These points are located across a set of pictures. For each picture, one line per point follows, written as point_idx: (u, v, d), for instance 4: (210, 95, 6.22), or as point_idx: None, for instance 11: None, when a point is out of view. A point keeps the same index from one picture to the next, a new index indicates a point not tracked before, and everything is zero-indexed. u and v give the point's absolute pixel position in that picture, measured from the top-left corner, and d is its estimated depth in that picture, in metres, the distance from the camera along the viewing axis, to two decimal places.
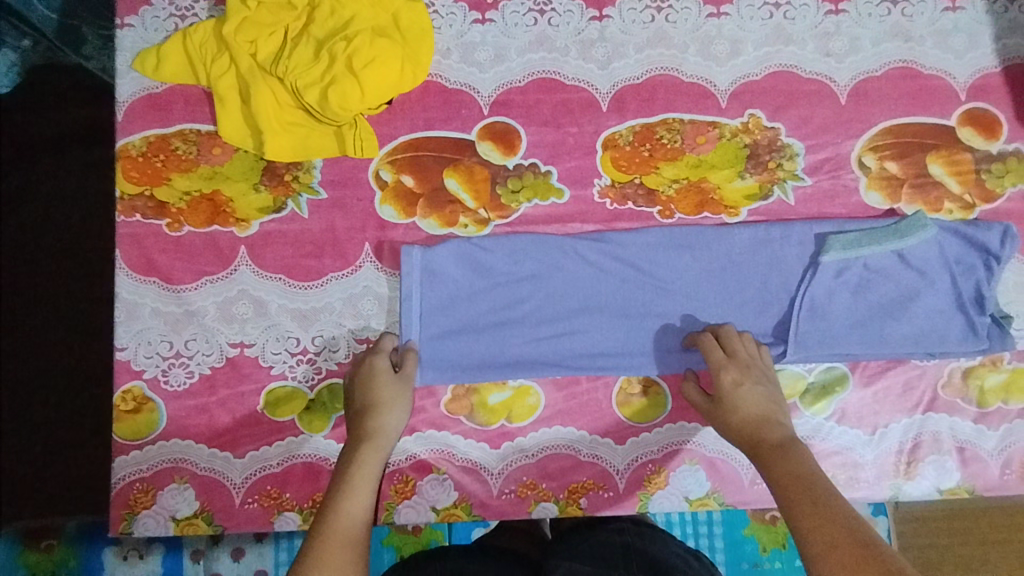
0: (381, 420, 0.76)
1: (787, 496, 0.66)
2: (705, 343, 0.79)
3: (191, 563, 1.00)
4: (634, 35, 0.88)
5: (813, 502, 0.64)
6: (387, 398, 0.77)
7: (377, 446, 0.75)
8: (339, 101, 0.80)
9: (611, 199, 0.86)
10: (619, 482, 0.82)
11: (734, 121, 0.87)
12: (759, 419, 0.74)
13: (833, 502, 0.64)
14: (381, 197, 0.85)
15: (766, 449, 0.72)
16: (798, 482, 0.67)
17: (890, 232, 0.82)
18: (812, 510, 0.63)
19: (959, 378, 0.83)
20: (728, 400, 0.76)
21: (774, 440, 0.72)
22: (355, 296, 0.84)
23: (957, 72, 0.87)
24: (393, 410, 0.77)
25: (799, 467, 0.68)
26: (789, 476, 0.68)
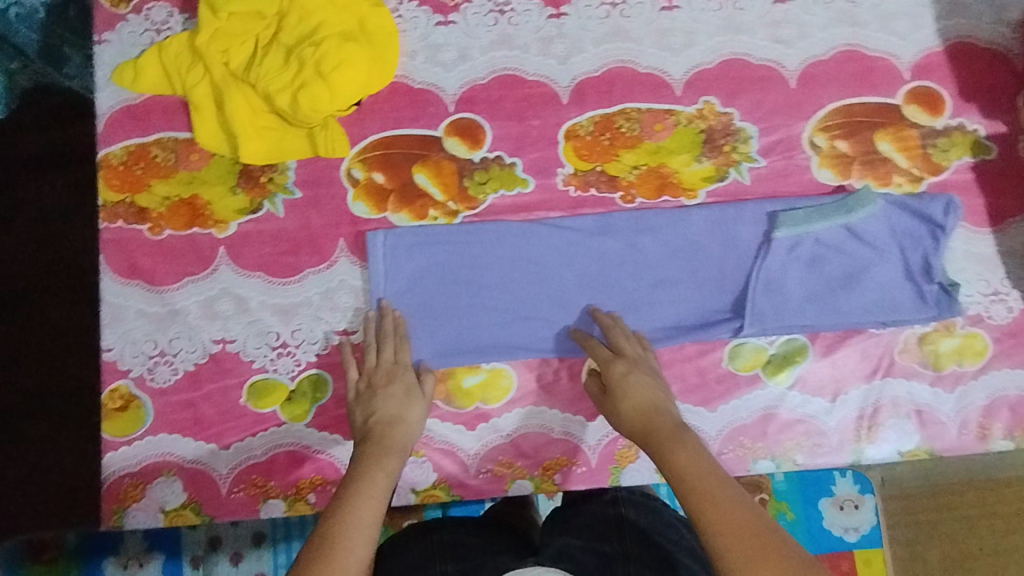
0: (397, 433, 0.77)
1: (684, 489, 0.67)
2: (591, 346, 0.82)
3: (192, 569, 1.04)
4: (592, 30, 0.91)
5: (704, 493, 0.65)
6: (393, 412, 0.78)
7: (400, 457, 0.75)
8: (309, 103, 0.84)
9: (575, 187, 0.89)
10: (591, 457, 0.86)
11: (689, 108, 0.90)
12: (652, 407, 0.76)
13: (727, 488, 0.65)
14: (354, 194, 0.88)
15: (659, 435, 0.73)
16: (692, 473, 0.67)
17: (837, 208, 0.85)
18: (706, 504, 0.64)
19: (915, 344, 0.86)
20: (620, 391, 0.78)
21: (666, 425, 0.74)
22: (332, 289, 0.87)
23: (902, 54, 0.91)
24: (408, 422, 0.78)
25: (689, 455, 0.69)
26: (681, 468, 0.68)
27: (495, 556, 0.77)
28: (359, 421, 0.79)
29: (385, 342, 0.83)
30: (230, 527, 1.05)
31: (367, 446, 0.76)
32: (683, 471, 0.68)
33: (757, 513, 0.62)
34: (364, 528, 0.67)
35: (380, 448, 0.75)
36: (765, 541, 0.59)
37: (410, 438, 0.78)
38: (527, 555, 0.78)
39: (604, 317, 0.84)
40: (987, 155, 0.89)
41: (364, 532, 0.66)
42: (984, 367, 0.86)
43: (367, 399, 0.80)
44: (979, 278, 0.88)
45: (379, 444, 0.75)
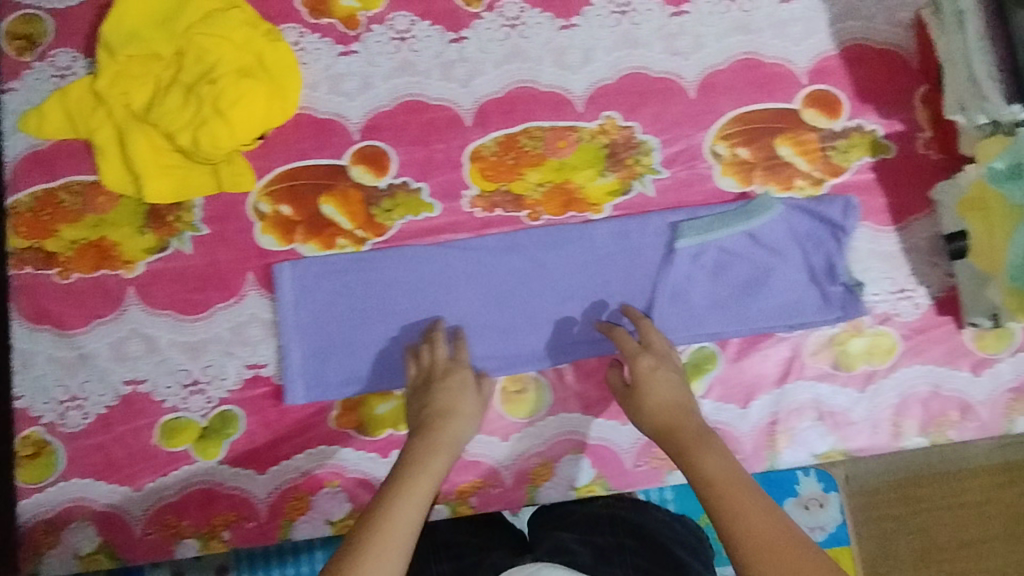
0: (447, 427, 0.79)
1: (710, 491, 0.69)
2: (618, 336, 0.83)
3: None
4: (492, 52, 0.92)
5: (727, 496, 0.68)
6: (447, 405, 0.80)
7: (449, 455, 0.78)
8: (210, 141, 0.85)
9: (481, 208, 0.90)
10: (506, 477, 0.86)
11: (591, 123, 0.91)
12: (672, 405, 0.78)
13: (755, 498, 0.67)
14: (261, 227, 0.89)
15: (683, 438, 0.75)
16: (721, 476, 0.70)
17: (738, 215, 0.87)
18: (730, 505, 0.67)
19: (824, 345, 0.88)
20: (646, 388, 0.79)
21: (691, 427, 0.76)
22: (242, 324, 0.87)
23: (798, 59, 0.92)
24: (464, 416, 0.81)
25: (717, 458, 0.72)
26: (710, 470, 0.71)
27: (494, 552, 0.83)
28: (414, 413, 0.81)
29: (438, 344, 0.84)
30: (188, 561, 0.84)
31: (418, 440, 0.79)
32: (713, 474, 0.70)
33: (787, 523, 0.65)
34: (405, 528, 0.69)
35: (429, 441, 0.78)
36: (787, 545, 0.63)
37: (463, 433, 0.80)
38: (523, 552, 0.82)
39: (635, 313, 0.85)
40: (887, 154, 0.91)
41: (408, 531, 0.69)
42: (893, 364, 0.88)
43: (420, 393, 0.82)
44: (884, 276, 0.89)
45: (425, 442, 0.78)
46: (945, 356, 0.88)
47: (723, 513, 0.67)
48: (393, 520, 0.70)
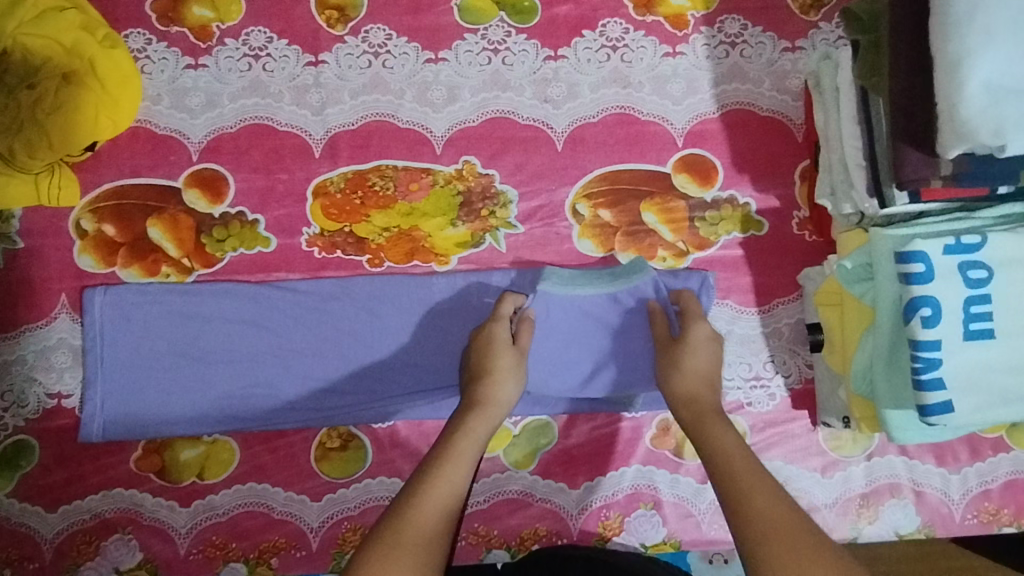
0: (493, 390, 0.72)
1: (721, 465, 0.63)
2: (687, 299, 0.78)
3: None
4: (350, 80, 0.87)
5: (745, 476, 0.61)
6: (505, 367, 0.73)
7: (487, 413, 0.70)
8: (26, 150, 0.79)
9: (318, 248, 0.84)
10: (312, 541, 0.80)
11: (448, 167, 0.85)
12: (709, 376, 0.72)
13: (773, 485, 0.60)
14: (81, 246, 0.83)
15: (706, 409, 0.70)
16: (736, 453, 0.64)
17: (604, 276, 0.80)
18: (750, 484, 0.60)
19: (667, 429, 0.82)
20: (682, 363, 0.73)
21: (714, 406, 0.70)
22: (49, 348, 0.81)
23: (675, 118, 0.86)
24: (505, 378, 0.72)
25: (732, 437, 0.66)
26: (727, 446, 0.65)
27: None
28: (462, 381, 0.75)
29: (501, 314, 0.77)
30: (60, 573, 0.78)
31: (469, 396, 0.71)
32: (730, 452, 0.64)
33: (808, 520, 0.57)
34: (453, 487, 0.62)
35: (469, 406, 0.70)
36: (799, 529, 0.55)
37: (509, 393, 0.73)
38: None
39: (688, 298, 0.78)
40: (758, 231, 0.85)
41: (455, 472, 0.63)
42: None
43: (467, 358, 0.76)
44: (740, 361, 0.83)
45: (471, 397, 0.71)
46: (795, 455, 0.82)
47: (734, 488, 0.60)
48: (446, 481, 0.62)
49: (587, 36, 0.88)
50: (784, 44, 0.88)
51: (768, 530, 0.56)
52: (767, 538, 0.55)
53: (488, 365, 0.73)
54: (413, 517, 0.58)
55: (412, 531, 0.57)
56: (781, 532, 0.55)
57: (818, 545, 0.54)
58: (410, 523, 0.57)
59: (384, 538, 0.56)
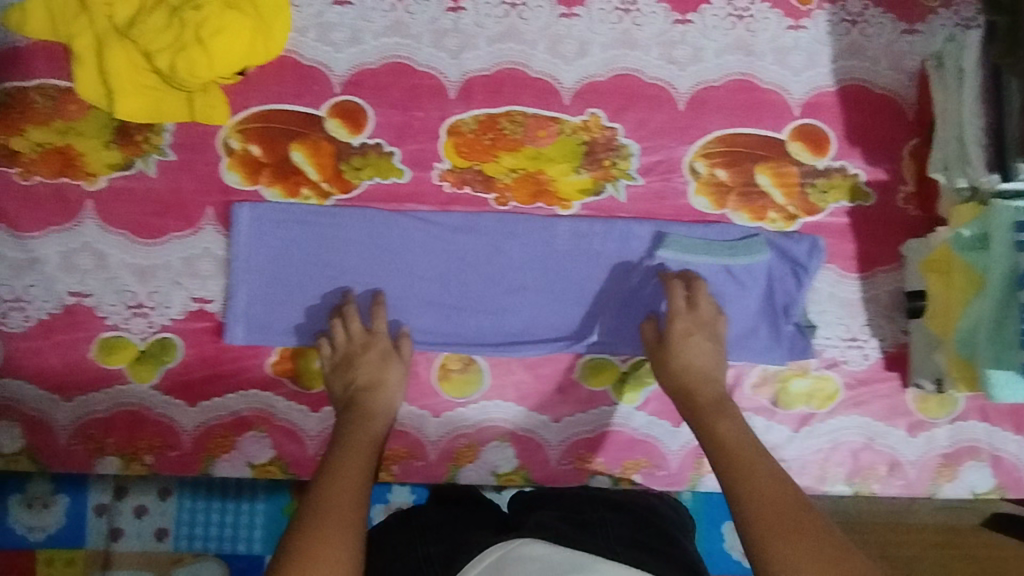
0: (375, 399, 0.79)
1: (724, 457, 0.69)
2: (673, 289, 0.83)
3: (94, 517, 0.93)
4: (487, 28, 0.91)
5: (748, 462, 0.68)
6: (392, 380, 0.81)
7: (377, 419, 0.78)
8: (186, 68, 0.83)
9: (449, 183, 0.89)
10: (430, 452, 0.87)
11: (575, 118, 0.90)
12: (704, 373, 0.78)
13: (768, 469, 0.67)
14: (228, 163, 0.88)
15: (700, 402, 0.76)
16: (739, 445, 0.71)
17: (725, 248, 0.86)
18: (742, 469, 0.67)
19: (768, 380, 0.88)
20: (665, 365, 0.80)
21: (711, 397, 0.77)
22: (195, 256, 0.87)
23: (794, 89, 0.90)
24: (391, 387, 0.81)
25: (732, 428, 0.73)
26: (728, 438, 0.72)
27: (471, 536, 0.72)
28: (339, 392, 0.81)
29: (349, 317, 0.84)
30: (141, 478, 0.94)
31: (350, 413, 0.78)
32: (728, 441, 0.71)
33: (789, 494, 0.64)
34: (362, 464, 0.71)
35: (361, 414, 0.78)
36: (791, 508, 0.63)
37: (390, 402, 0.80)
38: (502, 534, 0.74)
39: (665, 273, 0.85)
40: (865, 201, 0.89)
41: (358, 470, 0.70)
42: (832, 410, 0.88)
43: (343, 367, 0.82)
44: (838, 322, 0.88)
45: (360, 409, 0.78)
46: (884, 412, 0.88)
47: (734, 480, 0.67)
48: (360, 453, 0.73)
49: (716, 3, 0.91)
50: (902, 27, 0.91)
51: (764, 511, 0.63)
52: (761, 518, 0.62)
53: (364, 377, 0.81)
54: (334, 496, 0.67)
55: (329, 528, 0.63)
56: (773, 512, 0.62)
57: (795, 525, 0.61)
58: (333, 506, 0.66)
59: (308, 525, 0.64)
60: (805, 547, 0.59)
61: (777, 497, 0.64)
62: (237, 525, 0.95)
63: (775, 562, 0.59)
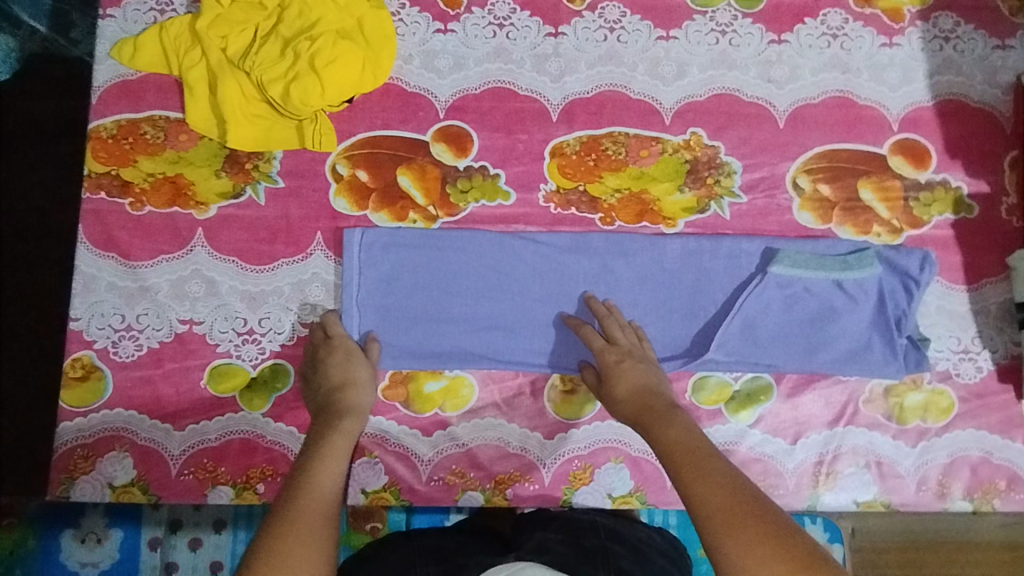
0: (352, 396, 0.79)
1: (674, 463, 0.66)
2: (585, 332, 0.83)
3: (148, 551, 0.90)
4: (587, 52, 0.93)
5: (696, 463, 0.65)
6: (363, 377, 0.81)
7: (357, 419, 0.77)
8: (300, 96, 0.85)
9: (555, 204, 0.90)
10: (544, 475, 0.85)
11: (677, 137, 0.91)
12: (645, 390, 0.76)
13: (718, 466, 0.64)
14: (336, 189, 0.89)
15: (651, 413, 0.74)
16: (683, 447, 0.67)
17: (836, 263, 0.86)
18: (694, 472, 0.64)
19: (881, 395, 0.86)
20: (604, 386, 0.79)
21: (659, 407, 0.74)
22: (304, 281, 0.88)
23: (891, 105, 0.92)
24: (362, 386, 0.80)
25: (681, 431, 0.70)
26: (675, 443, 0.68)
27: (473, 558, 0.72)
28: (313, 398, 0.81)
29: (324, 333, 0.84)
30: (194, 509, 0.91)
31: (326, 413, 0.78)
32: (672, 446, 0.68)
33: (744, 490, 0.61)
34: (334, 477, 0.69)
35: (332, 413, 0.77)
36: (747, 506, 0.59)
37: (364, 399, 0.80)
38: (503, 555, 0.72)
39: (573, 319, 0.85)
40: (968, 213, 0.90)
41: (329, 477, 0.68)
42: (948, 425, 0.86)
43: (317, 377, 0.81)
44: (950, 334, 0.88)
45: (334, 409, 0.78)
46: (1001, 426, 0.86)
47: (689, 485, 0.63)
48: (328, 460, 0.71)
49: (809, 23, 0.93)
50: (994, 42, 0.93)
51: (720, 511, 0.59)
52: (717, 519, 0.59)
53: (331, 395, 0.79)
54: (298, 506, 0.64)
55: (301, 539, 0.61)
56: (727, 512, 0.59)
57: (756, 520, 0.58)
58: (302, 507, 0.64)
59: (273, 529, 0.61)
60: (763, 543, 0.56)
61: (726, 495, 0.60)
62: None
63: (732, 558, 0.56)
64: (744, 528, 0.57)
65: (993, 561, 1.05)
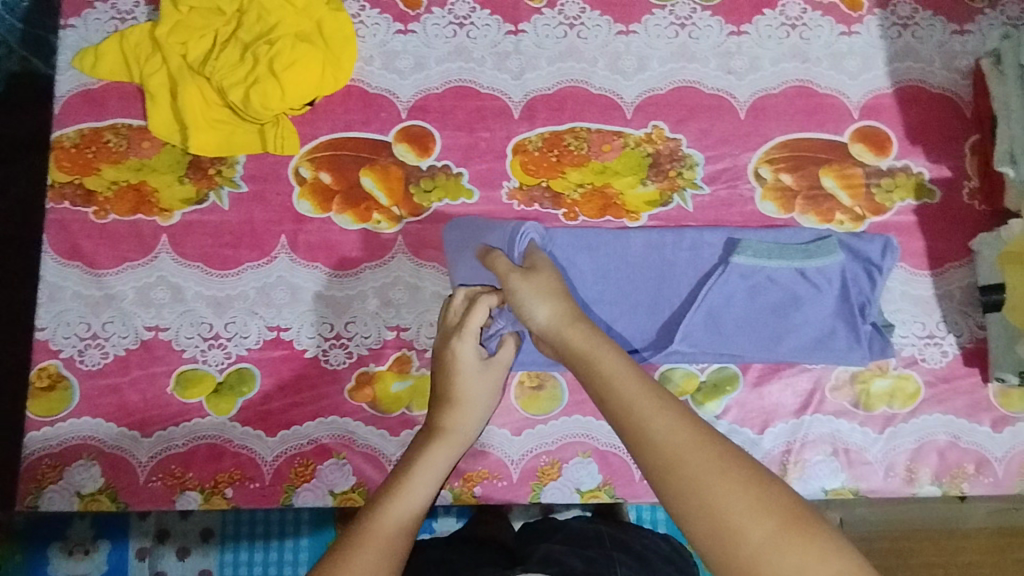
0: (457, 415, 0.75)
1: (613, 405, 0.55)
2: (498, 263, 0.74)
3: (136, 561, 0.96)
4: (548, 49, 0.93)
5: (633, 406, 0.53)
6: (474, 394, 0.76)
7: (451, 440, 0.73)
8: (260, 100, 0.85)
9: (518, 201, 0.90)
10: (512, 472, 0.85)
11: (638, 131, 0.91)
12: (574, 315, 0.65)
13: (661, 403, 0.53)
14: (299, 192, 0.89)
15: (580, 346, 0.61)
16: (617, 382, 0.56)
17: (798, 251, 0.85)
18: (636, 418, 0.53)
19: (847, 381, 0.87)
20: (526, 305, 0.68)
21: (590, 338, 0.62)
22: (268, 285, 0.88)
23: (851, 93, 0.92)
24: (470, 406, 0.76)
25: (618, 361, 0.58)
26: (611, 374, 0.57)
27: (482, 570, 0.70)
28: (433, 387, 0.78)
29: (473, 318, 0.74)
30: (180, 519, 0.97)
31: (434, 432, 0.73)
32: (607, 379, 0.56)
33: (694, 427, 0.52)
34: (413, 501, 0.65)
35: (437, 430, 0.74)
36: (703, 450, 0.50)
37: (474, 420, 0.76)
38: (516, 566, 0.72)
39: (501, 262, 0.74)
40: (930, 199, 0.90)
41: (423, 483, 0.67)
42: (914, 410, 0.86)
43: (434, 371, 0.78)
44: (914, 320, 0.88)
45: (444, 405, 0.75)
46: (967, 410, 0.87)
47: (638, 431, 0.52)
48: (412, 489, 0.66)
49: (768, 14, 0.94)
50: (952, 27, 0.93)
51: (674, 458, 0.50)
52: (675, 469, 0.50)
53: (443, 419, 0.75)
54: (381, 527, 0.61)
55: None
56: (681, 462, 0.50)
57: (719, 463, 0.50)
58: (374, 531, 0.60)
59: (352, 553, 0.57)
60: (739, 491, 0.48)
61: (677, 439, 0.51)
62: (282, 560, 0.96)
63: (704, 517, 0.48)
64: (710, 478, 0.49)
65: (980, 548, 1.05)
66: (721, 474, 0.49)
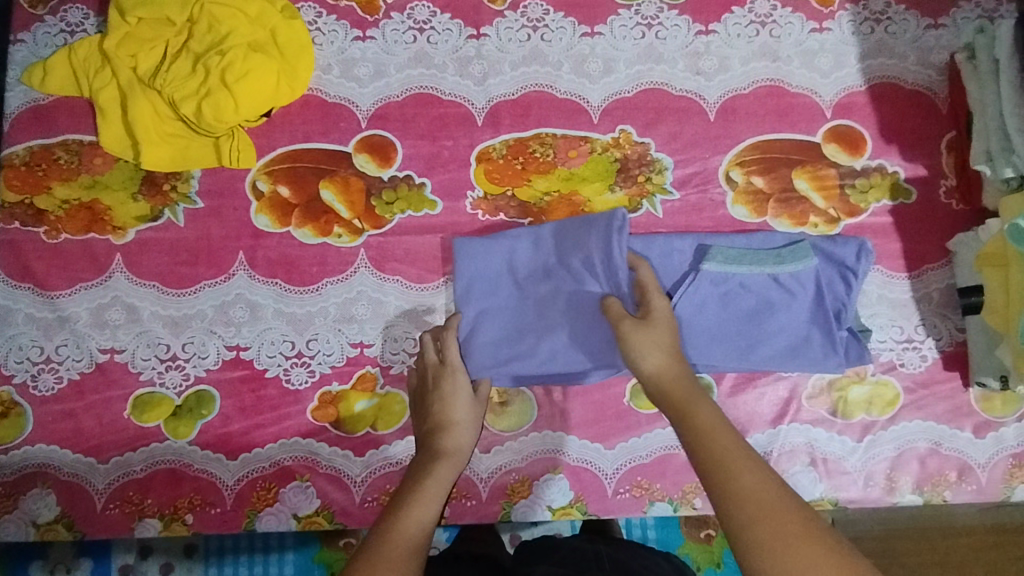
0: (451, 438, 0.76)
1: (709, 457, 0.60)
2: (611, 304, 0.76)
3: None
4: (510, 53, 0.90)
5: (729, 465, 0.59)
6: (461, 418, 0.77)
7: (452, 462, 0.73)
8: (213, 112, 0.82)
9: (483, 211, 0.87)
10: (481, 490, 0.83)
11: (605, 135, 0.89)
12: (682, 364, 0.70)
13: (756, 468, 0.58)
14: (257, 207, 0.87)
15: (682, 394, 0.67)
16: (710, 434, 0.62)
17: (770, 257, 0.82)
18: (728, 472, 0.58)
19: (824, 389, 0.85)
20: (635, 353, 0.71)
21: (693, 390, 0.67)
22: (226, 303, 0.85)
23: (824, 91, 0.89)
24: (464, 425, 0.77)
25: (713, 414, 0.64)
26: (706, 425, 0.63)
27: None
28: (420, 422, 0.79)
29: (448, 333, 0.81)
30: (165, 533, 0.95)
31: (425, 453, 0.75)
32: (700, 430, 0.63)
33: (786, 496, 0.56)
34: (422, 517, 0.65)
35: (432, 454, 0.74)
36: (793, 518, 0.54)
37: (465, 440, 0.77)
38: None
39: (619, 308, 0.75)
40: (906, 199, 0.88)
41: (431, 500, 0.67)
42: (894, 417, 0.84)
43: (422, 407, 0.80)
44: (892, 323, 0.86)
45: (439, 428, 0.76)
46: (948, 414, 0.84)
47: (730, 488, 0.57)
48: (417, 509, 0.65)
49: (736, 12, 0.91)
50: (926, 21, 0.91)
51: (763, 517, 0.55)
52: (761, 526, 0.54)
53: (441, 443, 0.75)
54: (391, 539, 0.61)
55: None
56: (769, 524, 0.54)
57: (807, 533, 0.53)
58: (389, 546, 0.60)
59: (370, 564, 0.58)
60: (826, 557, 0.52)
61: (767, 503, 0.55)
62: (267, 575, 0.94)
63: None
64: (796, 543, 0.53)
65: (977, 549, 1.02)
66: (810, 542, 0.53)
